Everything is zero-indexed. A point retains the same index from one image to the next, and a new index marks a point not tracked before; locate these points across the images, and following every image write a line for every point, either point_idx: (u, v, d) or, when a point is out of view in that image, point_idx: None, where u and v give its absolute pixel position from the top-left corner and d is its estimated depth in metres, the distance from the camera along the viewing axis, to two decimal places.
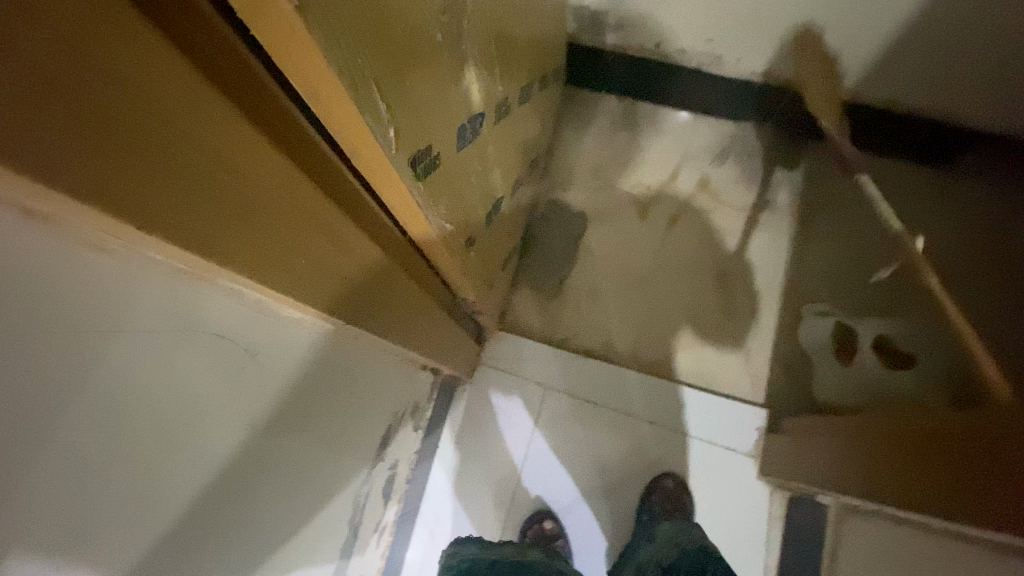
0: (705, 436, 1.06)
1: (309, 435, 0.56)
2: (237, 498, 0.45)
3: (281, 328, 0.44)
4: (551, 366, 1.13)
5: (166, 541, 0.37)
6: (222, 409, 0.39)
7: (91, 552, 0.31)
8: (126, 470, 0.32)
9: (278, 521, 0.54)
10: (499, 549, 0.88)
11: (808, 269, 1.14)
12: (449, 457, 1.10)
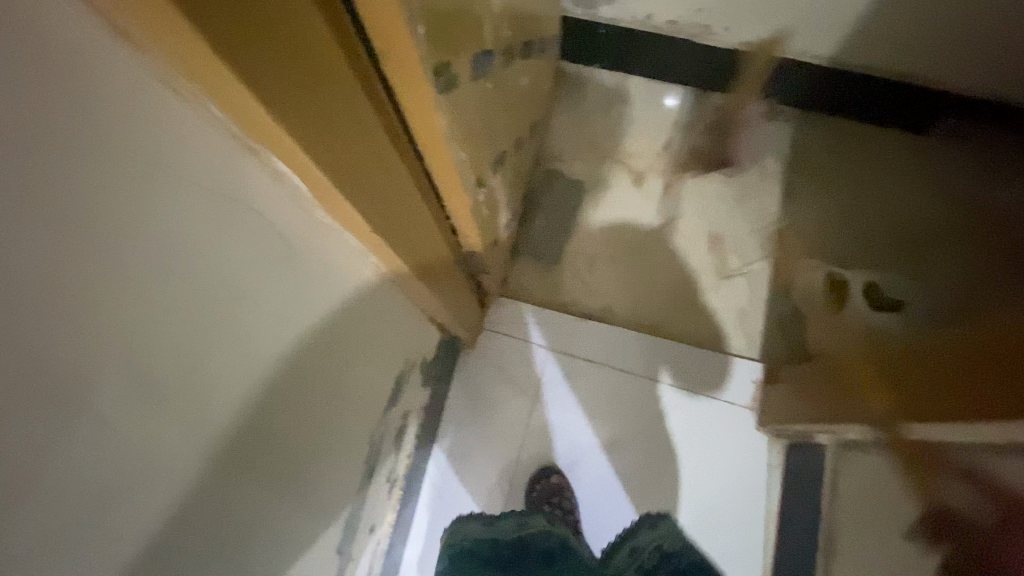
0: (705, 391, 1.09)
1: (326, 357, 0.57)
2: (277, 390, 0.48)
3: (308, 224, 0.47)
4: (552, 329, 1.14)
5: (217, 402, 0.40)
6: (264, 290, 0.43)
7: (161, 384, 0.34)
8: (190, 314, 0.36)
9: (299, 439, 0.55)
10: (498, 526, 0.99)
11: (798, 233, 1.18)
12: (455, 421, 1.10)
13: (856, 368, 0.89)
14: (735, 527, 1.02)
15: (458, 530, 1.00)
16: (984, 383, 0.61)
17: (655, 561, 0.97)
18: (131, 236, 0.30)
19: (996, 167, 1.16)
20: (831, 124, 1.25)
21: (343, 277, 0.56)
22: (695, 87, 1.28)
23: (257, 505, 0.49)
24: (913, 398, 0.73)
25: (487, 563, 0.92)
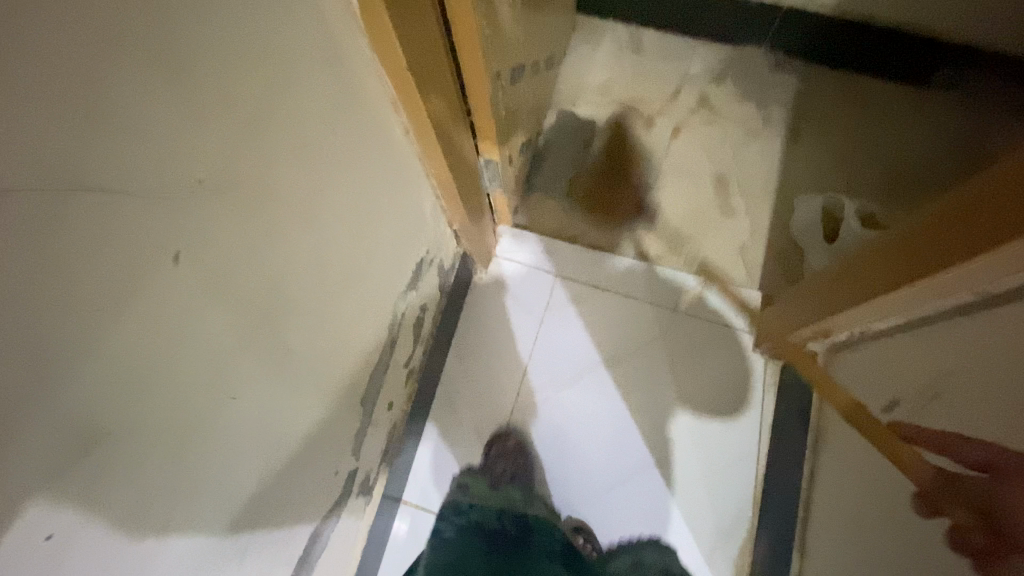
0: (705, 317, 1.14)
1: (364, 210, 0.63)
2: (304, 217, 0.50)
3: (363, 88, 0.55)
4: (560, 258, 1.20)
5: (252, 214, 0.42)
6: (303, 109, 0.45)
7: (206, 180, 0.36)
8: (236, 116, 0.37)
9: (341, 276, 0.61)
10: (509, 495, 1.07)
11: (798, 174, 1.23)
12: (467, 339, 1.16)
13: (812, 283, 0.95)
14: (731, 441, 1.07)
15: (463, 486, 1.08)
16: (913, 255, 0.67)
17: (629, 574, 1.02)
18: (207, 30, 0.32)
19: (983, 115, 1.23)
20: (831, 72, 1.28)
21: (381, 152, 0.64)
22: (705, 40, 1.34)
23: (311, 327, 0.57)
24: (855, 286, 0.81)
25: (492, 538, 1.04)
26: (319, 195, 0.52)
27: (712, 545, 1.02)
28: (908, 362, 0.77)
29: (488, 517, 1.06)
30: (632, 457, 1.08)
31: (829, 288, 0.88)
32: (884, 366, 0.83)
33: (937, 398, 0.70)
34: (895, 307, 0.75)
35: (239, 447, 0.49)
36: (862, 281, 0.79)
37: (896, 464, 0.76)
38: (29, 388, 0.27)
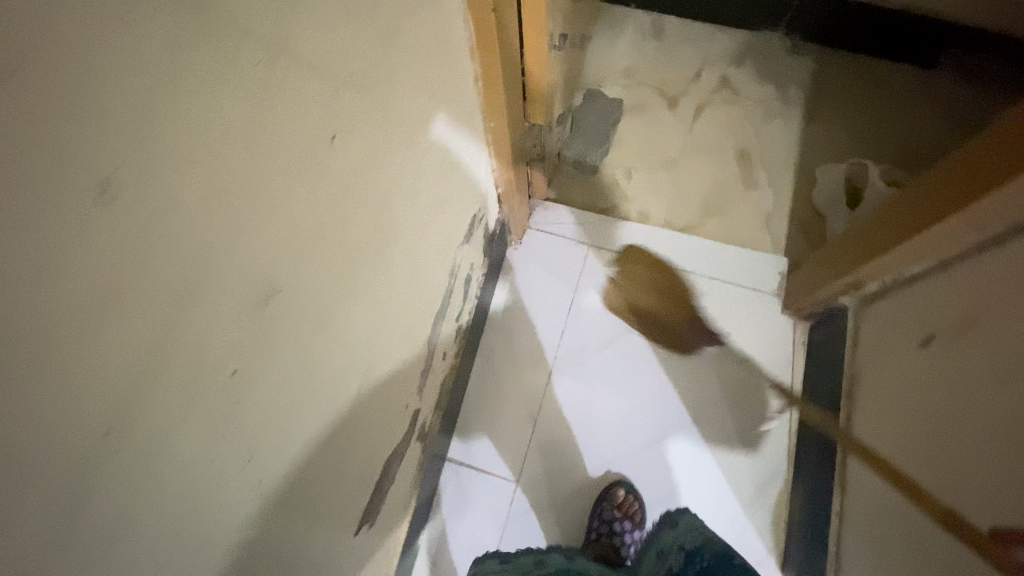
0: (733, 283, 1.19)
1: (443, 149, 0.67)
2: (404, 138, 0.54)
3: (452, 29, 0.60)
4: (591, 228, 1.25)
5: (373, 120, 0.46)
6: (415, 34, 0.50)
7: (349, 74, 0.40)
8: (374, 23, 0.42)
9: (420, 209, 0.65)
10: (519, 565, 1.01)
11: (817, 149, 1.29)
12: (504, 306, 1.20)
13: (844, 242, 0.99)
14: (763, 398, 1.10)
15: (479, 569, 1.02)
16: (955, 189, 0.71)
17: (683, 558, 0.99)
18: None
19: (984, 94, 1.30)
20: (843, 57, 1.36)
21: (458, 98, 0.69)
22: (724, 26, 1.40)
23: (398, 254, 0.61)
24: (884, 237, 0.86)
25: None
26: (415, 125, 0.57)
27: (750, 496, 1.05)
28: (936, 303, 0.80)
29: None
30: (667, 414, 1.11)
31: (863, 243, 0.92)
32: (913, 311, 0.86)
33: (972, 327, 0.72)
34: (922, 248, 0.79)
35: (347, 353, 0.53)
36: (897, 229, 0.83)
37: (926, 395, 0.79)
38: (243, 225, 0.32)
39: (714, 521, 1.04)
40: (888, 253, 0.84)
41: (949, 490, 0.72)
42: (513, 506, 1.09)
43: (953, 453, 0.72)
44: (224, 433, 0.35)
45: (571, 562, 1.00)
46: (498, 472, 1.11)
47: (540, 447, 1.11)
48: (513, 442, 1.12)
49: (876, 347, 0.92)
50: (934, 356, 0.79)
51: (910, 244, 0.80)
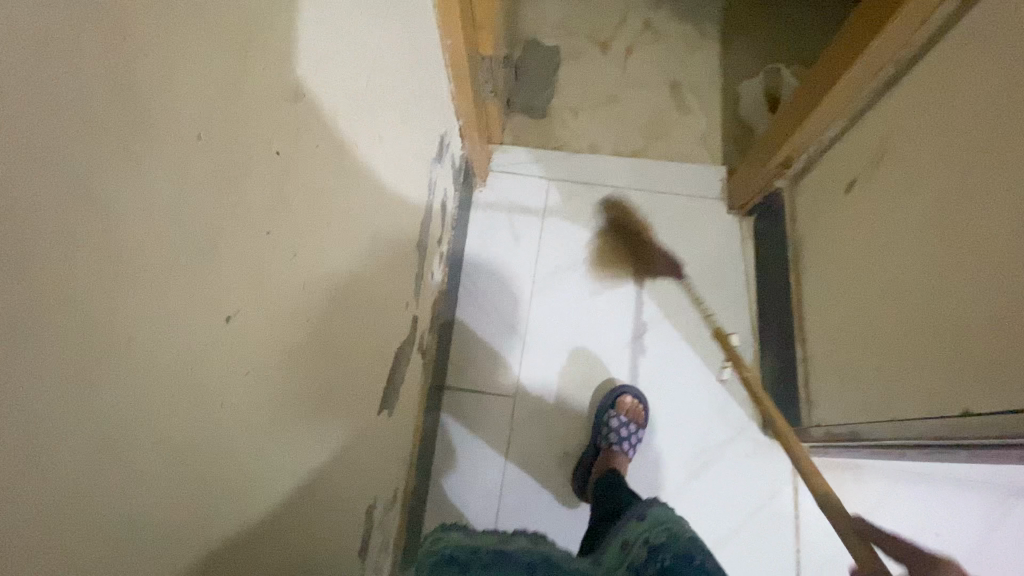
0: (683, 193, 1.31)
1: (414, 50, 0.73)
2: (384, 18, 0.60)
3: None
4: (550, 163, 1.34)
5: None
6: None
7: None
8: None
9: (399, 103, 0.70)
10: (484, 537, 0.82)
11: (737, 73, 1.43)
12: (479, 241, 1.26)
13: (773, 131, 1.10)
14: (723, 288, 1.22)
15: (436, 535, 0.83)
16: (854, 44, 0.83)
17: (642, 558, 0.74)
18: None
19: None
20: None
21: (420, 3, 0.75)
22: None
23: (385, 134, 0.66)
24: (804, 110, 0.98)
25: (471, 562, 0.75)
26: (393, 7, 0.62)
27: (726, 372, 1.15)
28: (851, 155, 0.92)
29: (461, 550, 0.77)
30: (643, 316, 1.20)
31: (788, 123, 1.04)
32: (830, 171, 0.98)
33: (884, 159, 0.83)
34: (835, 107, 0.91)
35: (352, 208, 0.58)
36: (812, 99, 0.95)
37: (851, 234, 0.90)
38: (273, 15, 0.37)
39: (698, 400, 1.14)
40: (808, 122, 0.96)
41: (873, 302, 0.82)
42: (514, 420, 1.15)
43: (875, 272, 0.83)
44: (269, 206, 0.40)
45: (534, 545, 0.83)
46: (495, 391, 1.16)
47: (530, 365, 1.18)
48: (505, 363, 1.18)
49: (811, 213, 1.03)
50: (856, 199, 0.90)
51: (826, 106, 0.91)
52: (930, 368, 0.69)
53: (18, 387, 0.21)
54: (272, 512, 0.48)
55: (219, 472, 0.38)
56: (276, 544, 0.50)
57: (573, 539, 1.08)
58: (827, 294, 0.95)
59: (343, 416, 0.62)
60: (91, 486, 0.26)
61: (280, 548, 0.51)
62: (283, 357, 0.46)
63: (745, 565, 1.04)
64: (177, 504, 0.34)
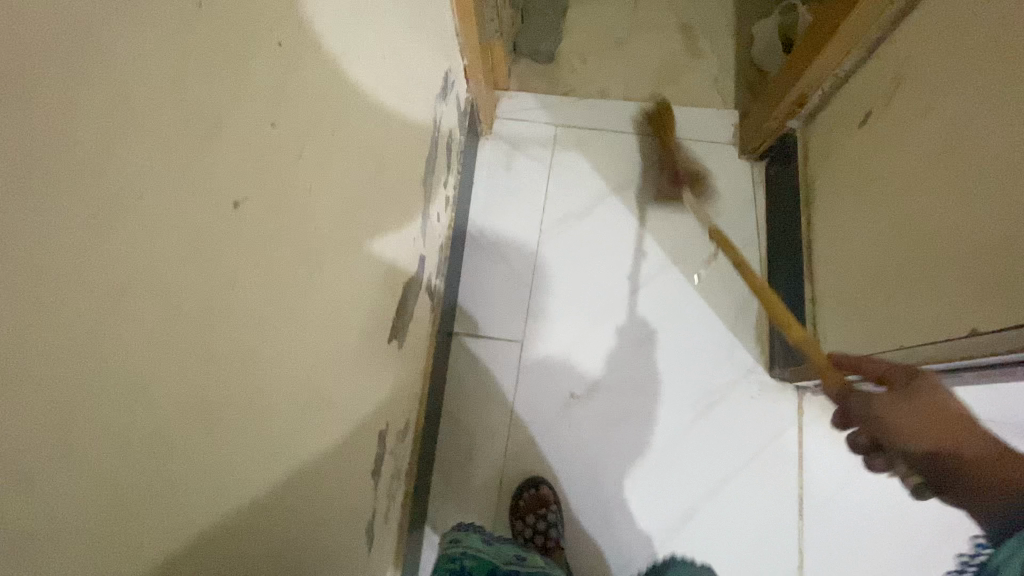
0: (692, 139, 1.28)
1: None
2: None
3: None
4: (557, 109, 1.31)
5: None
6: None
7: None
8: None
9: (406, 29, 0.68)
10: (500, 551, 0.90)
11: (752, 14, 1.38)
12: (484, 189, 1.25)
13: (788, 66, 1.07)
14: (733, 232, 1.21)
15: (456, 539, 0.93)
16: None
17: None
18: None
19: None
20: None
21: None
22: None
23: (391, 58, 0.64)
24: (819, 40, 0.94)
25: None
26: None
27: (733, 316, 1.15)
28: (868, 85, 0.89)
29: (481, 568, 0.86)
30: (652, 261, 1.19)
31: (804, 56, 1.00)
32: (846, 105, 0.95)
33: (902, 85, 0.80)
34: (853, 34, 0.87)
35: (362, 127, 0.57)
36: (828, 28, 0.91)
37: (866, 166, 0.88)
38: None
39: (708, 342, 1.13)
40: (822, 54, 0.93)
41: (885, 234, 0.81)
42: (522, 364, 1.15)
43: (889, 203, 0.81)
44: (271, 98, 0.39)
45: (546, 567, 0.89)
46: (503, 336, 1.17)
47: (538, 309, 1.17)
48: (513, 310, 1.18)
49: (825, 150, 1.01)
50: (872, 131, 0.87)
51: (845, 33, 0.88)
52: (941, 292, 0.68)
53: (13, 189, 0.21)
54: (282, 414, 0.49)
55: (224, 352, 0.39)
56: (287, 446, 0.50)
57: (583, 478, 1.08)
58: (840, 230, 0.93)
59: (354, 339, 0.63)
60: (90, 317, 0.26)
61: (292, 451, 0.52)
62: (293, 264, 0.46)
63: (747, 501, 1.05)
64: (180, 371, 0.34)
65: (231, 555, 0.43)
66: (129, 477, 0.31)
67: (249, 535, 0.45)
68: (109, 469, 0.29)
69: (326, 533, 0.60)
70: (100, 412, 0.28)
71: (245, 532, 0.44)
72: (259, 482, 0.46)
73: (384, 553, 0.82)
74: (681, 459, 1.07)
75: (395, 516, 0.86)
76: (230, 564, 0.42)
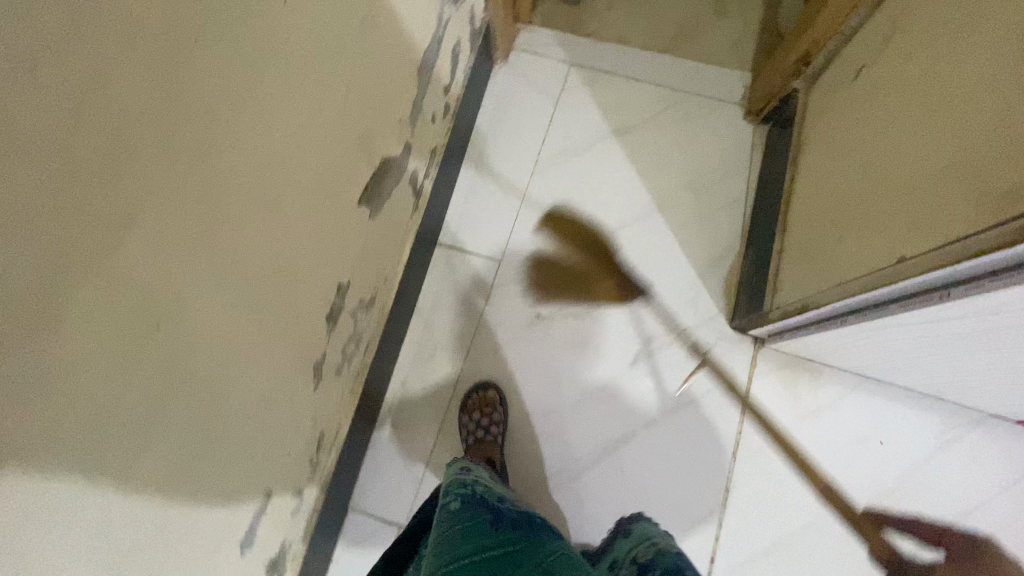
0: (700, 95, 1.30)
1: None
2: None
3: None
4: (574, 48, 1.33)
5: None
6: None
7: None
8: None
9: None
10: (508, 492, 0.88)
11: None
12: (490, 113, 1.29)
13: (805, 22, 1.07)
14: (723, 188, 1.23)
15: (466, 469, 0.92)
16: None
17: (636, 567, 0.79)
18: None
19: None
20: None
21: None
22: None
23: None
24: None
25: (496, 517, 0.77)
26: None
27: (706, 267, 1.18)
28: (868, 39, 0.89)
29: (489, 494, 0.83)
30: (638, 203, 1.23)
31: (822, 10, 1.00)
32: (846, 62, 0.96)
33: (894, 36, 0.81)
34: None
35: None
36: None
37: (850, 120, 0.89)
38: None
39: (677, 287, 1.17)
40: None
41: (852, 181, 0.83)
42: (497, 281, 1.20)
43: (861, 152, 0.82)
44: None
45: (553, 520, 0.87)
46: (484, 254, 1.22)
47: (520, 232, 1.22)
48: (497, 230, 1.23)
49: (823, 108, 1.01)
50: (863, 84, 0.88)
51: None
52: (885, 228, 0.70)
53: None
54: (254, 211, 0.54)
55: (207, 112, 0.43)
56: (256, 244, 0.56)
57: (535, 391, 1.14)
58: (817, 184, 0.95)
59: (327, 183, 0.68)
60: None
61: (261, 252, 0.57)
62: (275, 70, 0.51)
63: (682, 436, 1.09)
64: (163, 98, 0.38)
65: (195, 301, 0.48)
66: (109, 153, 0.35)
67: (205, 298, 0.49)
68: (86, 138, 0.33)
69: (281, 347, 0.67)
70: (88, 84, 0.32)
71: (213, 289, 0.50)
72: (223, 257, 0.51)
73: (333, 407, 0.89)
74: (628, 388, 1.12)
75: (349, 380, 0.93)
76: (191, 306, 0.47)
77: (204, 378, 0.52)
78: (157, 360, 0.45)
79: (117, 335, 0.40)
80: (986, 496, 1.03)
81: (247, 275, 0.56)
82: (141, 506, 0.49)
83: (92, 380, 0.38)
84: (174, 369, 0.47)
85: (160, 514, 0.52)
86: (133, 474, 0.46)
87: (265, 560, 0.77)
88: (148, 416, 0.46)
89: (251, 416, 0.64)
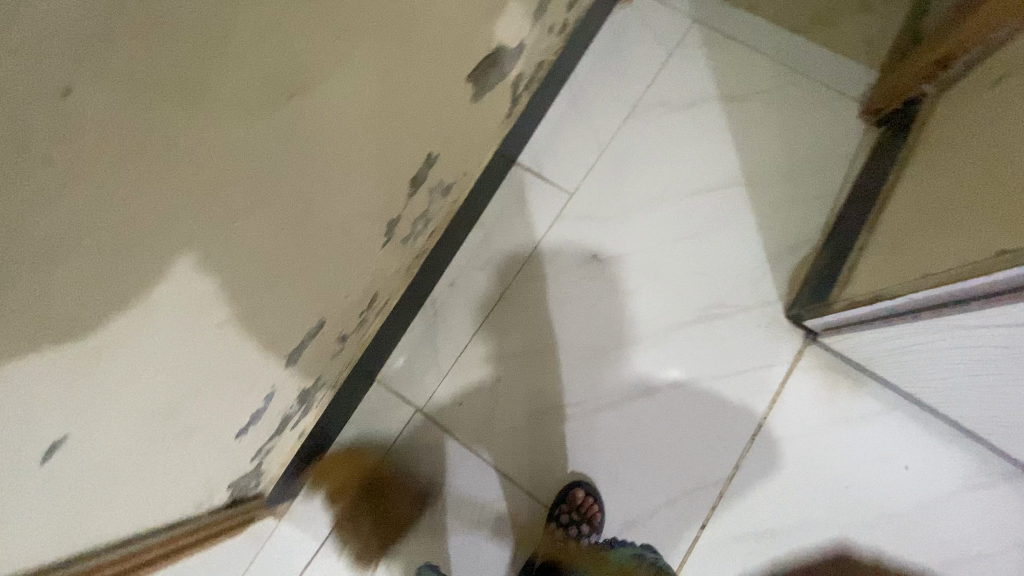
0: (817, 83, 1.25)
1: None
2: None
3: None
4: (701, 5, 1.29)
5: None
6: None
7: None
8: None
9: None
10: None
11: None
12: (601, 49, 1.27)
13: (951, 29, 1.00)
14: (817, 179, 1.18)
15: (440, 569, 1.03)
16: None
17: None
18: None
19: None
20: None
21: None
22: None
23: None
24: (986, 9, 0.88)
25: None
26: None
27: (778, 252, 1.15)
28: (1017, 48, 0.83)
29: None
30: (726, 172, 1.20)
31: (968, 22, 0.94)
32: (986, 70, 0.90)
33: None
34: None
35: None
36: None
37: (976, 128, 0.84)
38: None
39: (742, 261, 1.15)
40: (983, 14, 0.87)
41: (965, 184, 0.79)
42: (564, 211, 1.20)
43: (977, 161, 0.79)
44: None
45: None
46: (557, 183, 1.21)
47: (600, 171, 1.21)
48: (577, 164, 1.22)
49: (951, 116, 0.96)
50: (1000, 92, 0.83)
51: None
52: (991, 227, 0.68)
53: None
54: (387, 32, 0.56)
55: None
56: (382, 69, 0.58)
57: (574, 325, 1.15)
58: (927, 187, 0.91)
59: (450, 43, 0.69)
60: None
61: (382, 82, 0.60)
62: None
63: (706, 405, 1.09)
64: None
65: (330, 87, 0.52)
66: None
67: (331, 95, 0.53)
68: None
69: (369, 184, 0.70)
70: None
71: (349, 88, 0.55)
72: (355, 63, 0.53)
73: (390, 273, 0.93)
74: (664, 345, 1.13)
75: (409, 254, 0.96)
76: (318, 93, 0.51)
77: (306, 169, 0.56)
78: (283, 122, 0.49)
79: (260, 81, 0.44)
80: (999, 549, 0.99)
81: (367, 94, 0.59)
82: (229, 258, 0.53)
83: (232, 102, 0.42)
84: (290, 142, 0.51)
85: (246, 278, 0.57)
86: (235, 223, 0.51)
87: (301, 386, 0.83)
88: (261, 174, 0.50)
89: (330, 237, 0.68)
